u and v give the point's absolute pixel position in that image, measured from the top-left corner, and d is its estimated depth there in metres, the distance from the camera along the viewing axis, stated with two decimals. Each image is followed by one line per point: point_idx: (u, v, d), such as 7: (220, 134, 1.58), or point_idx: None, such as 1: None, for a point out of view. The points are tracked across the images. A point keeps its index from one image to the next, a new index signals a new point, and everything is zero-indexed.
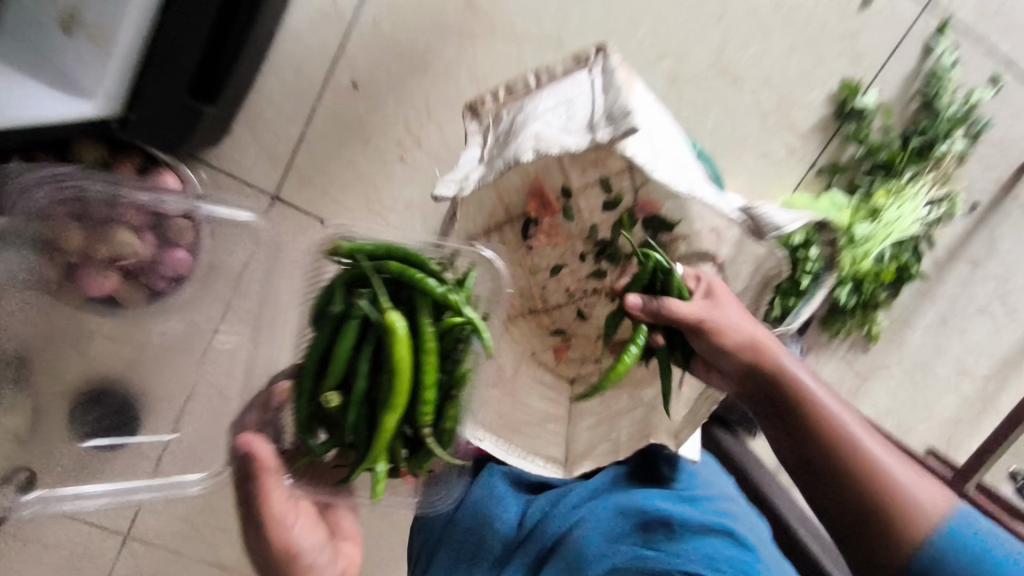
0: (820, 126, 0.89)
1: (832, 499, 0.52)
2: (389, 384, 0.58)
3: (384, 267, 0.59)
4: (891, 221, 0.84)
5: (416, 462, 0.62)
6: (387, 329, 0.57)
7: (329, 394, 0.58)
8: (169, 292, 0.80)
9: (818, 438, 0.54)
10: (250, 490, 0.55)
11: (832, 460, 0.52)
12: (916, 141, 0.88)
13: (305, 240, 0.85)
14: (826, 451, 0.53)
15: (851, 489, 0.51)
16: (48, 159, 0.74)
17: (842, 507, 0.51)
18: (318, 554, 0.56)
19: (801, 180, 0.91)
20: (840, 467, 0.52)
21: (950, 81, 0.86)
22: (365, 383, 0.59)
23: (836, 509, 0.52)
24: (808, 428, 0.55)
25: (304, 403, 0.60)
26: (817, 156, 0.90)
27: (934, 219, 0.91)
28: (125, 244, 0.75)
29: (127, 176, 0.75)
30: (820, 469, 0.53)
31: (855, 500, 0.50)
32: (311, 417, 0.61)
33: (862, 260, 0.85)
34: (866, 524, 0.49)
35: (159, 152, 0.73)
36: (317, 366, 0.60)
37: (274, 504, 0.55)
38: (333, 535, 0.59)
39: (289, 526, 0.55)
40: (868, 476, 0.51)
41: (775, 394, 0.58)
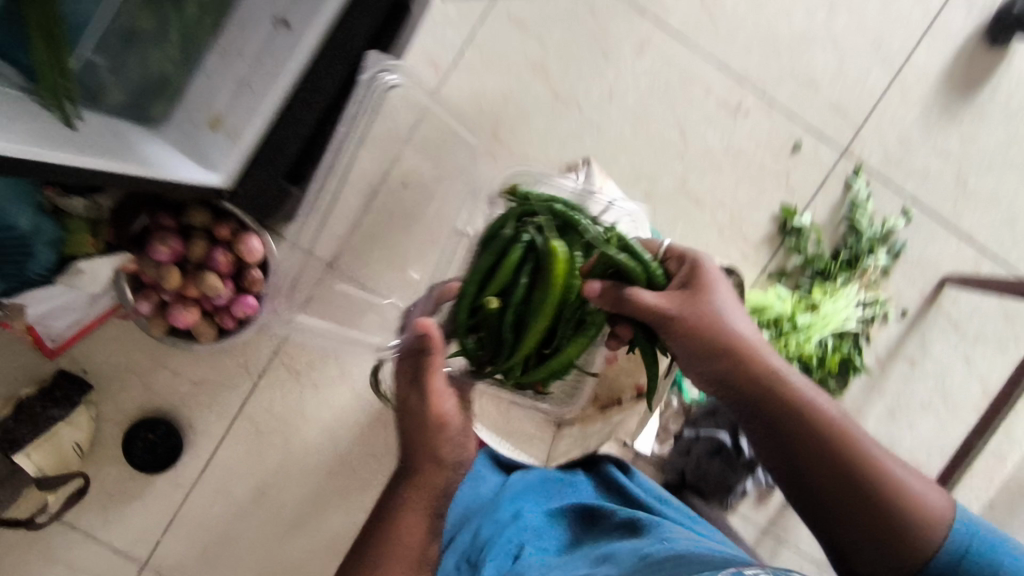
0: (766, 239, 1.10)
1: (816, 474, 0.68)
2: (537, 302, 0.80)
3: (548, 208, 0.81)
4: (828, 312, 1.04)
5: (541, 378, 0.85)
6: (546, 260, 0.78)
7: (492, 297, 0.80)
8: (233, 331, 0.99)
9: (808, 429, 0.69)
10: (418, 361, 0.71)
11: (829, 446, 0.68)
12: (845, 254, 1.10)
13: (349, 301, 1.07)
14: (819, 437, 0.68)
15: (849, 468, 0.67)
16: (163, 216, 0.92)
17: (831, 481, 0.67)
18: (456, 433, 0.71)
19: (754, 281, 1.11)
20: (827, 450, 0.68)
21: (867, 209, 1.09)
22: (519, 297, 0.80)
23: (824, 485, 0.68)
24: (789, 419, 0.70)
25: (470, 301, 0.82)
26: (766, 262, 1.11)
27: (868, 318, 1.10)
28: (211, 286, 0.93)
29: (223, 236, 0.95)
30: (816, 454, 0.68)
31: (824, 472, 0.68)
32: (473, 310, 0.83)
33: (806, 343, 1.03)
34: (862, 494, 0.66)
35: (249, 218, 0.94)
36: (484, 276, 0.81)
37: (433, 380, 0.71)
38: (466, 430, 0.73)
39: (443, 402, 0.70)
40: (845, 458, 0.67)
41: (756, 395, 0.72)
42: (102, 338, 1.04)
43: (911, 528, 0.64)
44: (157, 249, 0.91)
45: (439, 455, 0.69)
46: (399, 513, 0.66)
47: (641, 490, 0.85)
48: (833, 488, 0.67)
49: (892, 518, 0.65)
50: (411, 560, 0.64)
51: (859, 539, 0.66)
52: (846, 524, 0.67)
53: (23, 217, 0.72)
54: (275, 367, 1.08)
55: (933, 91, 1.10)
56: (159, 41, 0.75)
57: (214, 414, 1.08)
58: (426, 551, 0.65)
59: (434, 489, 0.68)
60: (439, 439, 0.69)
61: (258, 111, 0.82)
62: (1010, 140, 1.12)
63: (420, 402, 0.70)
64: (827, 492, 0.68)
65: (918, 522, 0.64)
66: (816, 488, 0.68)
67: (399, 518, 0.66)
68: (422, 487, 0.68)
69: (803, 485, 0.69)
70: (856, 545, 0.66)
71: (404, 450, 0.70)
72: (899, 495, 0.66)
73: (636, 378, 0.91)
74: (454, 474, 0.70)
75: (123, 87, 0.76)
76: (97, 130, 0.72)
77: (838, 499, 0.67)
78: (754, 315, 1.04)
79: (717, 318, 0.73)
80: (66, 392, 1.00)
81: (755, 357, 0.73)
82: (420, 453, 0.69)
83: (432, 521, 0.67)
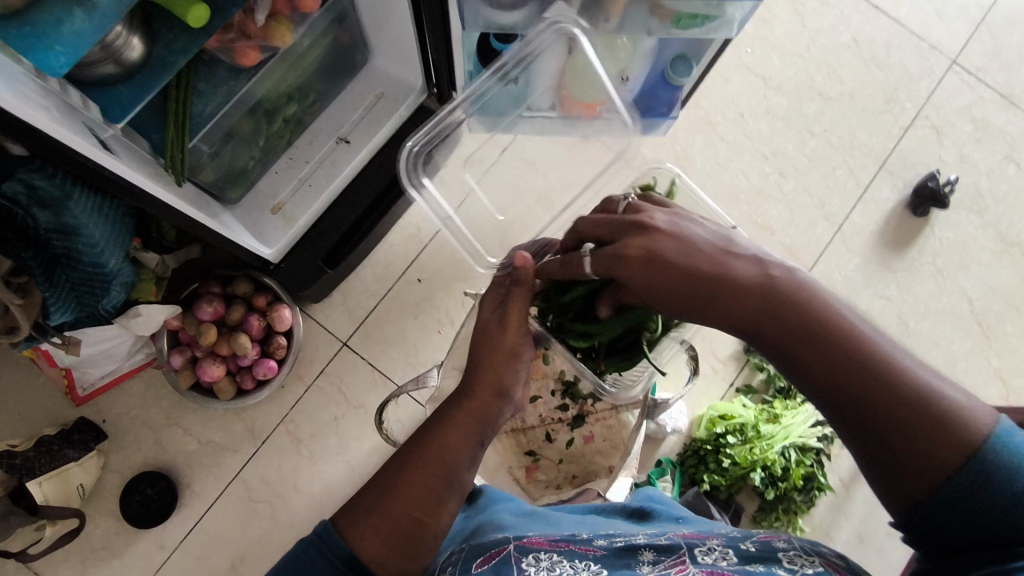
0: (733, 356, 1.24)
1: (818, 381, 0.51)
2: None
3: None
4: (788, 423, 1.13)
5: (610, 364, 0.85)
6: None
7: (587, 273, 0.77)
8: (251, 392, 1.10)
9: (794, 322, 0.52)
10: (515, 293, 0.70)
11: (822, 342, 0.51)
12: None
13: (356, 378, 1.18)
14: (810, 335, 0.51)
15: (852, 365, 0.49)
16: (212, 283, 1.08)
17: (834, 381, 0.50)
18: (522, 368, 0.68)
19: (724, 394, 1.24)
20: (819, 347, 0.51)
21: None
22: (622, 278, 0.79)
23: (829, 392, 0.50)
24: (767, 321, 0.53)
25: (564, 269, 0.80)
26: (734, 378, 1.24)
27: (827, 435, 1.18)
28: (241, 346, 1.05)
29: (260, 304, 1.09)
30: (809, 354, 0.51)
31: (821, 378, 0.50)
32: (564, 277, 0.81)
33: (769, 450, 1.11)
34: (867, 398, 0.48)
35: (286, 289, 1.10)
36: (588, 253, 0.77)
37: (518, 312, 0.69)
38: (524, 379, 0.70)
39: (521, 335, 0.68)
40: (849, 348, 0.50)
41: (722, 297, 0.55)
42: (127, 392, 1.14)
43: (930, 446, 0.46)
44: (203, 308, 1.05)
45: (498, 385, 0.65)
46: (443, 426, 0.63)
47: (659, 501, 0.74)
48: (839, 391, 0.49)
49: (913, 430, 0.46)
50: (439, 472, 0.59)
51: (889, 468, 0.47)
52: (863, 437, 0.49)
53: (113, 259, 0.87)
54: (278, 434, 1.15)
55: (869, 244, 1.31)
56: (250, 142, 0.98)
57: (211, 476, 1.13)
58: (460, 472, 0.61)
59: (480, 416, 0.64)
60: (503, 373, 0.66)
61: (314, 202, 1.04)
62: (943, 291, 1.29)
63: (496, 332, 0.68)
64: (830, 398, 0.50)
65: (938, 432, 0.46)
66: (823, 390, 0.50)
67: (439, 430, 0.62)
68: (471, 410, 0.64)
69: (813, 391, 0.51)
70: (886, 458, 0.47)
71: (466, 373, 0.67)
72: (921, 393, 0.47)
73: (610, 459, 1.00)
74: (504, 406, 0.66)
75: (215, 170, 0.95)
76: (193, 195, 0.90)
77: (845, 410, 0.49)
78: (722, 421, 1.16)
79: (659, 236, 0.60)
80: (83, 437, 1.08)
81: (711, 256, 0.57)
82: (479, 377, 0.66)
83: (473, 445, 0.63)
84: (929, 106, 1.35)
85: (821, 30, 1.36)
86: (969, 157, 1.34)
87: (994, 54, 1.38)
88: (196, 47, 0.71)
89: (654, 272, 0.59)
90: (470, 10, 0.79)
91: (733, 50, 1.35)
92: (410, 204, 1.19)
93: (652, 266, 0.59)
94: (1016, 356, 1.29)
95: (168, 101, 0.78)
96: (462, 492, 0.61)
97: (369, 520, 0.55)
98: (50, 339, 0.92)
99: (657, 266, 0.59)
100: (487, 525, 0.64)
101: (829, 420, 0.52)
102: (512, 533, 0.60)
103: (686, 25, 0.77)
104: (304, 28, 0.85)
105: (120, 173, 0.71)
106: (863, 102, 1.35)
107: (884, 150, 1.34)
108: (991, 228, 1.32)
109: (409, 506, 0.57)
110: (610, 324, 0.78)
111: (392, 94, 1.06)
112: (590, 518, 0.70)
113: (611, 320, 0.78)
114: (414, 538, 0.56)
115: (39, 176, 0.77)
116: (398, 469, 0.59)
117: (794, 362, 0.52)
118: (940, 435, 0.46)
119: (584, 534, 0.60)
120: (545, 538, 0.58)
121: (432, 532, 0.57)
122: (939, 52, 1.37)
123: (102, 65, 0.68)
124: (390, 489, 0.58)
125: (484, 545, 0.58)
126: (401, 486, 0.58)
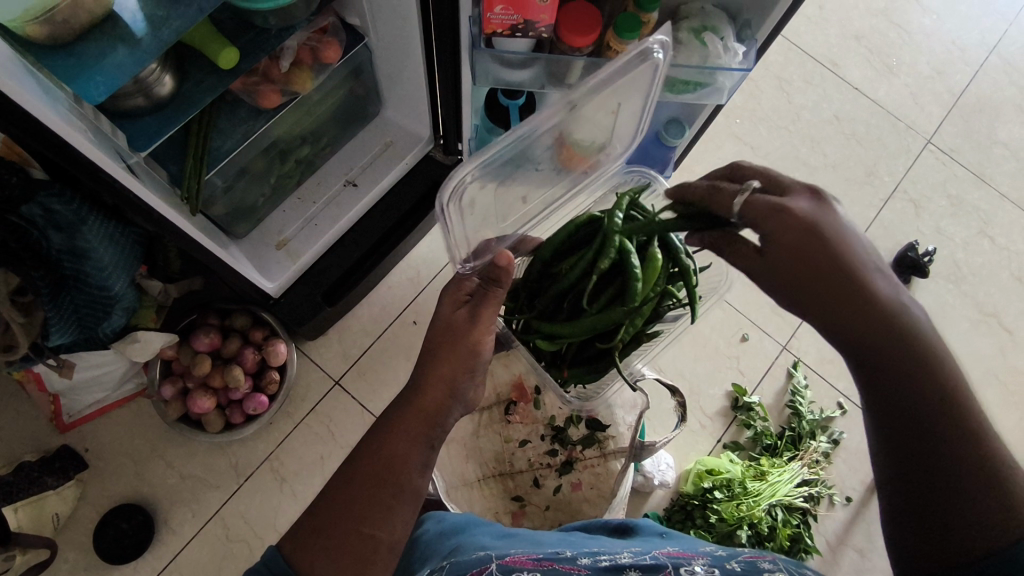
0: (721, 412, 1.26)
1: (916, 420, 0.55)
2: (610, 296, 0.79)
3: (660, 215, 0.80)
4: (774, 481, 1.12)
5: (574, 372, 0.89)
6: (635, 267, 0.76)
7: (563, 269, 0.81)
8: (239, 427, 1.10)
9: (916, 360, 0.56)
10: (488, 290, 0.73)
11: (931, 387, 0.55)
12: (789, 433, 1.22)
13: (345, 417, 1.18)
14: (919, 375, 0.56)
15: (953, 418, 0.54)
16: (211, 316, 1.10)
17: (926, 424, 0.55)
18: (478, 368, 0.71)
19: (711, 449, 1.24)
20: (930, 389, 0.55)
21: (805, 396, 1.25)
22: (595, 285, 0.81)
23: (918, 431, 0.55)
24: (889, 350, 0.57)
25: (537, 263, 0.85)
26: (721, 434, 1.25)
27: (813, 496, 1.18)
28: (235, 378, 1.05)
29: (255, 338, 1.10)
30: (916, 393, 0.56)
31: (919, 417, 0.55)
32: (537, 275, 0.85)
33: (755, 508, 1.10)
34: (954, 452, 0.53)
35: (280, 324, 1.11)
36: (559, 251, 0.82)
37: (484, 311, 0.73)
38: (479, 384, 0.73)
39: (484, 335, 0.72)
40: (953, 403, 0.55)
41: (855, 306, 0.59)
42: (113, 421, 1.13)
43: (1000, 514, 0.50)
44: (199, 338, 1.06)
45: (451, 386, 0.68)
46: (390, 429, 0.64)
47: (641, 522, 0.76)
48: (915, 424, 0.55)
49: (983, 493, 0.51)
50: (392, 481, 0.61)
51: (915, 480, 0.55)
52: (902, 454, 0.56)
53: (118, 283, 0.89)
54: (262, 471, 1.14)
55: None
56: (261, 180, 1.02)
57: (190, 512, 1.11)
58: (413, 478, 0.62)
59: (428, 418, 0.66)
60: (456, 374, 0.69)
61: (318, 241, 1.07)
62: None
63: (457, 333, 0.71)
64: (899, 424, 0.57)
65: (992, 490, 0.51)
66: (917, 428, 0.55)
67: (392, 433, 0.64)
68: (422, 413, 0.66)
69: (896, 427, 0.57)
70: (950, 508, 0.52)
71: (419, 371, 0.69)
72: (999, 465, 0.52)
73: (597, 507, 0.99)
74: (455, 405, 0.69)
75: (226, 205, 0.99)
76: (203, 226, 0.93)
77: (929, 454, 0.54)
78: (709, 476, 1.15)
79: (830, 224, 0.61)
80: (64, 465, 1.07)
81: (864, 269, 0.60)
82: (432, 378, 0.68)
83: (424, 447, 0.64)
84: (906, 181, 1.43)
85: (805, 105, 1.46)
86: (946, 229, 1.41)
87: (966, 136, 1.47)
88: (223, 86, 0.76)
89: (803, 258, 0.61)
90: (481, 67, 0.84)
91: (723, 120, 1.43)
92: (411, 247, 1.22)
93: (803, 256, 0.61)
94: (998, 423, 1.31)
95: (190, 135, 0.82)
96: (414, 500, 0.62)
97: (314, 540, 0.57)
98: (45, 362, 0.93)
99: (810, 250, 0.61)
100: (467, 543, 0.65)
101: (893, 461, 0.57)
102: (495, 551, 0.60)
103: (680, 90, 0.87)
104: (324, 76, 0.91)
105: (141, 195, 0.74)
106: (846, 173, 1.43)
107: (864, 220, 1.40)
108: (969, 297, 1.37)
109: (357, 522, 0.58)
110: (580, 327, 0.80)
111: (400, 142, 1.11)
112: (573, 535, 0.71)
113: (582, 323, 0.80)
114: (365, 554, 0.57)
115: (57, 201, 0.80)
116: (349, 480, 0.61)
117: (883, 373, 0.58)
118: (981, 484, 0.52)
119: (568, 551, 0.60)
120: (528, 556, 0.58)
121: (384, 545, 0.58)
122: (915, 131, 1.46)
123: (134, 98, 0.72)
124: (339, 502, 0.59)
125: (466, 563, 0.58)
126: (354, 504, 0.59)
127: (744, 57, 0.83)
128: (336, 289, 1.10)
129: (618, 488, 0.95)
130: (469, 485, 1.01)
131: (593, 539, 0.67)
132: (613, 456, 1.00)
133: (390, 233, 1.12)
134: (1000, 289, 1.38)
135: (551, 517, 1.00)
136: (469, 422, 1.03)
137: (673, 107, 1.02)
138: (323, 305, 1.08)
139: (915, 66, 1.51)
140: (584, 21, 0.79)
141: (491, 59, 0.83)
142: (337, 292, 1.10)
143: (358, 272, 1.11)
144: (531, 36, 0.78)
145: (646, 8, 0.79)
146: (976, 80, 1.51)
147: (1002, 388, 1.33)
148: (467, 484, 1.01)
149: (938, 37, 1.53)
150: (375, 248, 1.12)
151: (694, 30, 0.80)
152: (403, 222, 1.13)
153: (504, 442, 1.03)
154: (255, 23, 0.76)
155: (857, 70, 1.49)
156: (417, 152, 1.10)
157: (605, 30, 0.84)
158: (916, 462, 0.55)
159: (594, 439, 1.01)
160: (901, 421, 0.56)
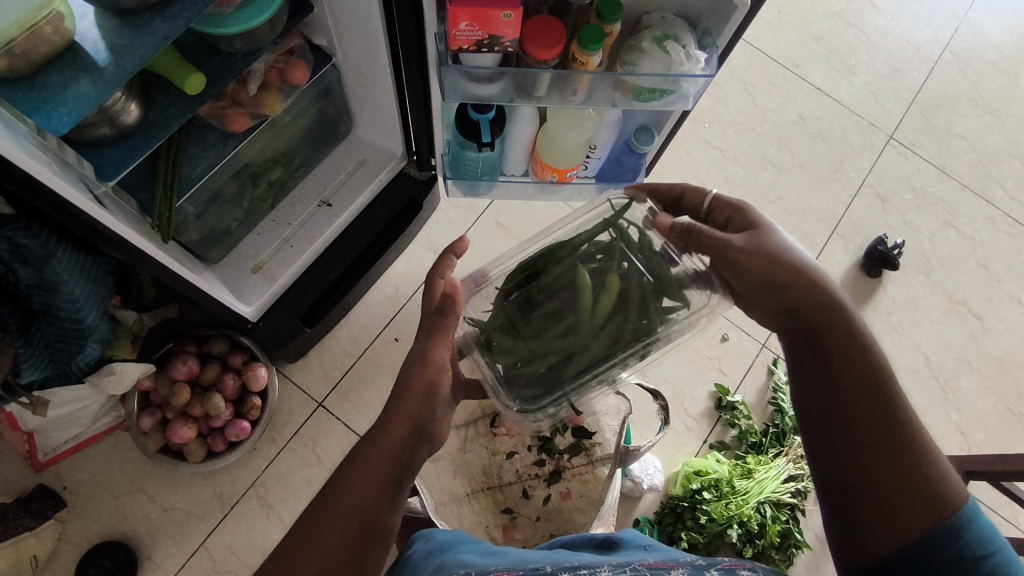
0: (706, 413, 1.27)
1: (845, 412, 0.63)
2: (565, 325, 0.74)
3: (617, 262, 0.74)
4: (761, 478, 1.14)
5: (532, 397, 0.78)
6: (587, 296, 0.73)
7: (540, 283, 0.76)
8: (221, 455, 1.08)
9: (860, 362, 0.64)
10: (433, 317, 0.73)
11: (867, 376, 0.63)
12: (773, 430, 1.23)
13: (330, 438, 1.16)
14: (867, 368, 0.63)
15: (889, 412, 0.61)
16: (188, 343, 1.08)
17: (859, 403, 0.62)
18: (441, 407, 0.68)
19: (698, 450, 1.25)
20: (870, 388, 0.62)
21: (787, 392, 1.26)
22: (555, 304, 0.75)
23: (845, 423, 0.62)
24: (839, 352, 0.65)
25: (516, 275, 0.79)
26: (708, 434, 1.26)
27: (800, 491, 1.18)
28: (216, 405, 1.04)
29: (234, 364, 1.09)
30: (851, 381, 0.63)
31: (848, 417, 0.62)
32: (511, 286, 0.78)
33: (744, 506, 1.11)
34: (886, 446, 0.60)
35: (256, 344, 1.09)
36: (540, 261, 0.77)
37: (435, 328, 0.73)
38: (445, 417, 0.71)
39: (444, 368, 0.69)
40: (889, 397, 0.62)
41: (810, 297, 0.68)
42: (91, 457, 1.10)
43: (919, 508, 0.58)
44: (176, 367, 1.04)
45: (415, 422, 0.66)
46: (353, 462, 0.63)
47: (630, 537, 0.74)
48: (852, 411, 0.62)
49: (911, 484, 0.58)
50: (358, 514, 0.59)
51: (858, 464, 0.61)
52: (843, 440, 0.62)
53: (91, 315, 0.88)
54: (247, 499, 1.12)
55: None
56: (235, 205, 1.02)
57: (175, 546, 1.08)
58: (382, 510, 0.61)
59: (394, 452, 0.64)
60: (420, 410, 0.67)
61: (293, 264, 1.06)
62: (900, 347, 1.35)
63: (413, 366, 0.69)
64: (841, 414, 0.63)
65: (925, 482, 0.59)
66: (835, 418, 0.63)
67: (348, 477, 0.61)
68: (386, 448, 0.64)
69: (832, 414, 0.64)
70: (878, 494, 0.59)
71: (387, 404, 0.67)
72: (927, 461, 0.60)
73: (587, 515, 0.99)
74: (421, 443, 0.67)
75: (199, 230, 0.98)
76: (176, 253, 0.92)
77: (866, 443, 0.61)
78: (697, 478, 1.16)
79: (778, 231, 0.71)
80: (41, 505, 1.04)
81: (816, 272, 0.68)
82: (398, 411, 0.66)
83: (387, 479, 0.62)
84: (871, 177, 1.47)
85: (770, 108, 1.49)
86: (913, 222, 1.45)
87: (925, 130, 1.52)
88: (191, 112, 0.75)
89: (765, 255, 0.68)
90: (448, 83, 0.84)
91: (692, 125, 1.46)
92: (388, 265, 1.23)
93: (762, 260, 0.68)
94: (974, 410, 1.34)
95: (159, 163, 0.82)
96: (386, 533, 0.61)
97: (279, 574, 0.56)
98: (17, 400, 0.92)
99: (770, 270, 0.68)
100: (447, 561, 0.63)
101: (830, 448, 0.63)
102: (473, 568, 0.59)
103: (646, 98, 0.89)
104: (293, 98, 0.91)
105: (110, 226, 0.72)
106: (813, 172, 1.46)
107: (834, 216, 1.43)
108: (939, 286, 1.41)
109: (322, 561, 0.57)
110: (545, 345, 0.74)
111: (374, 159, 1.11)
112: (558, 551, 0.69)
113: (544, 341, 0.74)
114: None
115: (24, 235, 0.78)
116: (315, 515, 0.59)
117: (827, 363, 0.65)
118: (917, 475, 0.59)
119: (548, 567, 0.59)
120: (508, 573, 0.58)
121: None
122: (878, 127, 1.51)
123: (99, 128, 0.71)
124: (306, 535, 0.58)
125: None
126: (318, 534, 0.58)
127: (706, 63, 0.84)
128: (313, 307, 1.10)
129: (606, 492, 0.95)
130: (458, 500, 1.00)
131: (572, 553, 0.66)
132: (600, 464, 1.00)
133: (377, 257, 1.15)
134: (967, 277, 1.42)
135: (545, 527, 1.00)
136: (455, 438, 1.03)
137: (642, 116, 1.05)
138: (308, 327, 1.09)
139: (874, 65, 1.55)
140: (548, 33, 0.80)
141: (459, 74, 0.83)
142: (314, 311, 1.10)
143: (338, 292, 1.12)
144: (497, 50, 0.79)
145: (609, 20, 0.80)
146: (932, 77, 1.56)
147: (975, 374, 1.36)
148: (457, 499, 1.00)
149: (894, 36, 1.58)
150: (354, 266, 1.13)
151: (657, 39, 0.82)
152: (382, 242, 1.14)
153: (491, 455, 1.04)
154: (220, 48, 0.76)
155: (818, 71, 1.53)
156: (396, 163, 1.11)
157: (569, 41, 0.85)
158: (864, 450, 0.61)
159: (581, 447, 1.01)
160: (844, 406, 0.63)
